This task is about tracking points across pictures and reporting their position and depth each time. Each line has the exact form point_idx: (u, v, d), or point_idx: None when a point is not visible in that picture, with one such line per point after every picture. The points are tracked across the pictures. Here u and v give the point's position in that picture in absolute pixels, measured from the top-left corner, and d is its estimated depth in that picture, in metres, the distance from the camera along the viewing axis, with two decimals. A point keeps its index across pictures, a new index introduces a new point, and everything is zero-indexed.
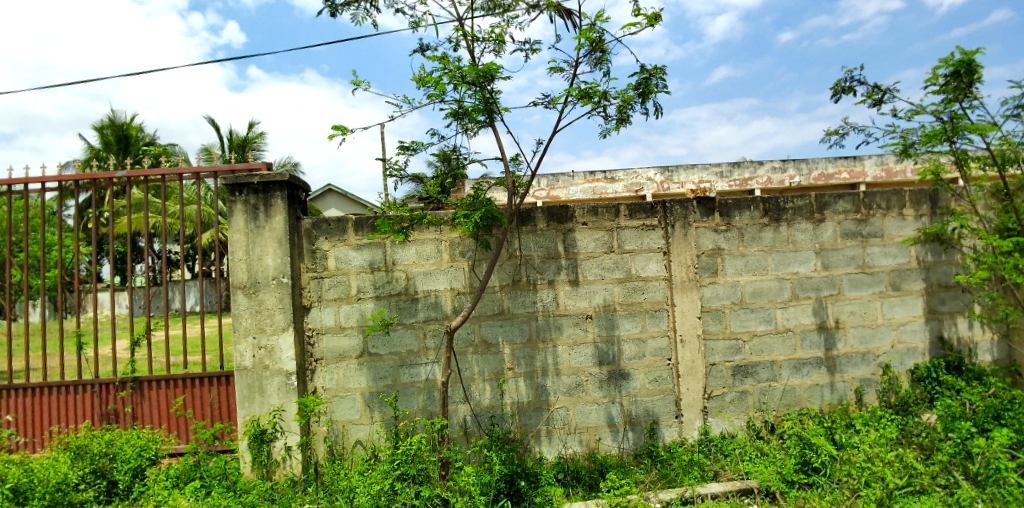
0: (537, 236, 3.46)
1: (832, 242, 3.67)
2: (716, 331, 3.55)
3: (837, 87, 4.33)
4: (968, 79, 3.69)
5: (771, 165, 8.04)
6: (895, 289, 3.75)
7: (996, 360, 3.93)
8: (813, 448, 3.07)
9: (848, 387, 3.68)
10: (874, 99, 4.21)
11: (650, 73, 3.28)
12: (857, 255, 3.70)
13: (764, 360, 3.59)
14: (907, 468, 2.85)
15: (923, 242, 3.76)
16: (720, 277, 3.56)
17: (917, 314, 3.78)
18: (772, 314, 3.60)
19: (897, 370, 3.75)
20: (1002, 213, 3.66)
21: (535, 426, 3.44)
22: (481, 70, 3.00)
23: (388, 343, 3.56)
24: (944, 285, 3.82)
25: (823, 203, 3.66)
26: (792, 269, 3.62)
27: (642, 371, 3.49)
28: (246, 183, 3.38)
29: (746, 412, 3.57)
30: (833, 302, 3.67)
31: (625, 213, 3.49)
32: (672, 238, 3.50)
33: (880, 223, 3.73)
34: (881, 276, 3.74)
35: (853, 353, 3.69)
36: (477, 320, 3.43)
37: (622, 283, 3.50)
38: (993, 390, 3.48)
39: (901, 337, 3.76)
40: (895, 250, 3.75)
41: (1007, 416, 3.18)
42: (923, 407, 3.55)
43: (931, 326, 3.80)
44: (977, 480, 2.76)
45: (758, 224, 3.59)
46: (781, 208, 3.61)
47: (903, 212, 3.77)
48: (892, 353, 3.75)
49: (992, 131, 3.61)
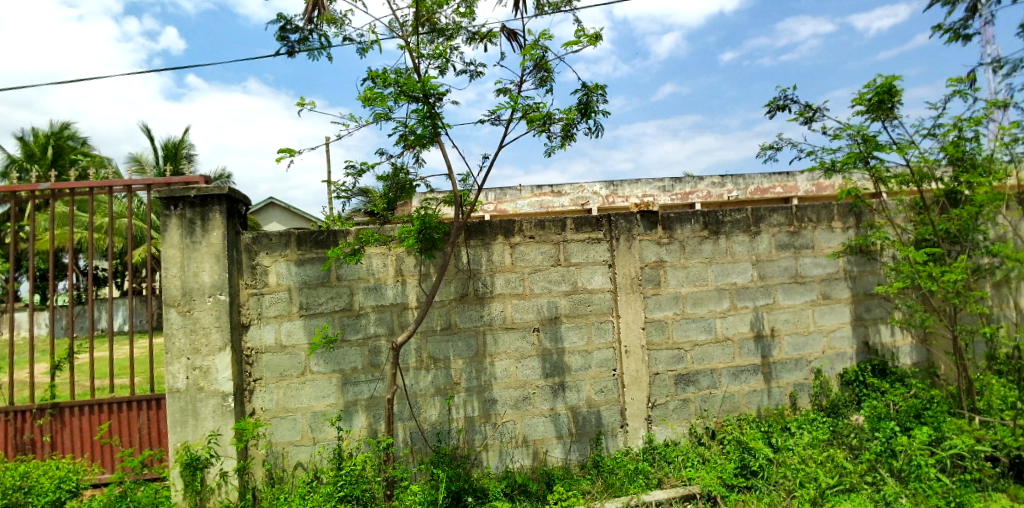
0: (484, 248, 3.46)
1: (767, 253, 3.84)
2: (660, 341, 3.63)
3: (773, 105, 4.37)
4: (889, 101, 3.89)
5: (711, 180, 8.28)
6: (824, 298, 3.95)
7: (916, 363, 4.12)
8: (751, 452, 3.21)
9: (782, 392, 3.82)
10: (805, 117, 4.23)
11: (589, 90, 3.46)
12: (790, 265, 3.88)
13: (705, 368, 3.70)
14: (838, 467, 3.03)
15: (849, 254, 3.96)
16: (662, 289, 3.65)
17: (845, 321, 3.98)
18: (712, 323, 3.72)
19: (827, 375, 3.92)
20: (920, 225, 3.75)
21: (483, 440, 3.42)
22: (426, 88, 3.09)
23: (332, 360, 3.47)
24: (868, 293, 4.04)
25: (759, 216, 3.83)
26: (731, 280, 3.77)
27: (589, 381, 3.53)
28: (181, 196, 3.24)
29: (688, 419, 3.65)
30: (769, 311, 3.83)
31: (571, 227, 3.54)
32: (617, 251, 3.57)
33: (810, 235, 3.93)
34: (812, 285, 3.93)
35: (788, 359, 3.85)
36: (423, 335, 3.40)
37: (568, 295, 3.53)
38: (914, 391, 3.66)
39: (831, 343, 3.95)
40: (825, 261, 3.95)
41: (927, 415, 3.33)
42: (850, 409, 3.74)
43: (857, 332, 4.01)
44: (900, 476, 2.98)
45: (699, 236, 3.71)
46: (720, 221, 3.75)
47: (832, 225, 3.97)
48: (822, 359, 3.92)
49: (910, 149, 3.75)
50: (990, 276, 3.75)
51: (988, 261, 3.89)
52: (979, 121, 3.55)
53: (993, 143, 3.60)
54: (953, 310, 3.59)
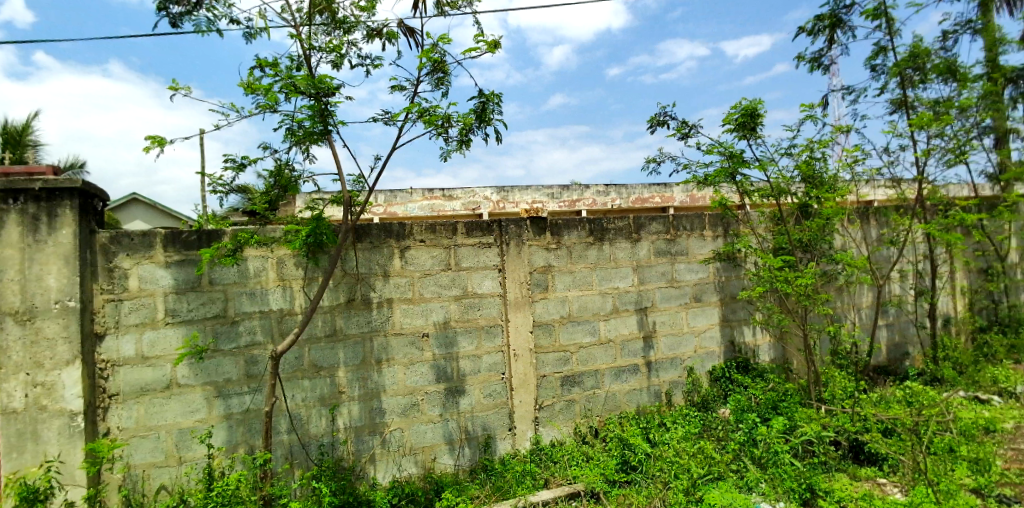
0: (372, 252, 3.36)
1: (647, 259, 4.08)
2: (547, 344, 3.73)
3: (655, 120, 4.61)
4: (752, 122, 4.27)
5: (597, 188, 8.61)
6: (696, 300, 4.26)
7: (773, 359, 4.57)
8: (631, 448, 3.40)
9: (659, 389, 4.07)
10: (682, 133, 4.52)
11: (486, 98, 3.48)
12: (666, 271, 4.15)
13: (589, 369, 3.85)
14: (708, 458, 3.24)
15: (718, 261, 4.31)
16: (550, 293, 3.75)
17: (714, 322, 4.32)
18: (596, 326, 3.89)
19: (699, 373, 4.23)
20: (778, 234, 4.22)
21: (369, 451, 3.32)
22: (317, 84, 2.94)
23: (201, 372, 3.21)
24: (734, 296, 4.41)
25: (639, 224, 4.05)
26: (613, 284, 3.95)
27: (477, 386, 3.54)
28: (23, 188, 2.82)
29: (573, 419, 3.78)
30: (647, 314, 4.07)
31: (462, 231, 3.53)
32: (507, 255, 3.62)
33: (685, 242, 4.22)
34: (686, 289, 4.22)
35: (664, 359, 4.11)
36: (306, 343, 3.23)
37: (458, 300, 3.52)
38: (772, 384, 4.01)
39: (702, 343, 4.27)
40: (697, 267, 4.27)
41: (781, 406, 3.64)
42: (718, 404, 4.07)
43: (724, 332, 4.36)
44: (760, 463, 3.23)
45: (585, 242, 3.86)
46: (604, 228, 3.92)
47: (704, 233, 4.30)
48: (694, 357, 4.23)
49: (771, 167, 4.07)
50: (834, 280, 4.23)
51: (833, 267, 4.38)
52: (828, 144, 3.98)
53: (837, 163, 4.07)
54: (803, 311, 4.01)
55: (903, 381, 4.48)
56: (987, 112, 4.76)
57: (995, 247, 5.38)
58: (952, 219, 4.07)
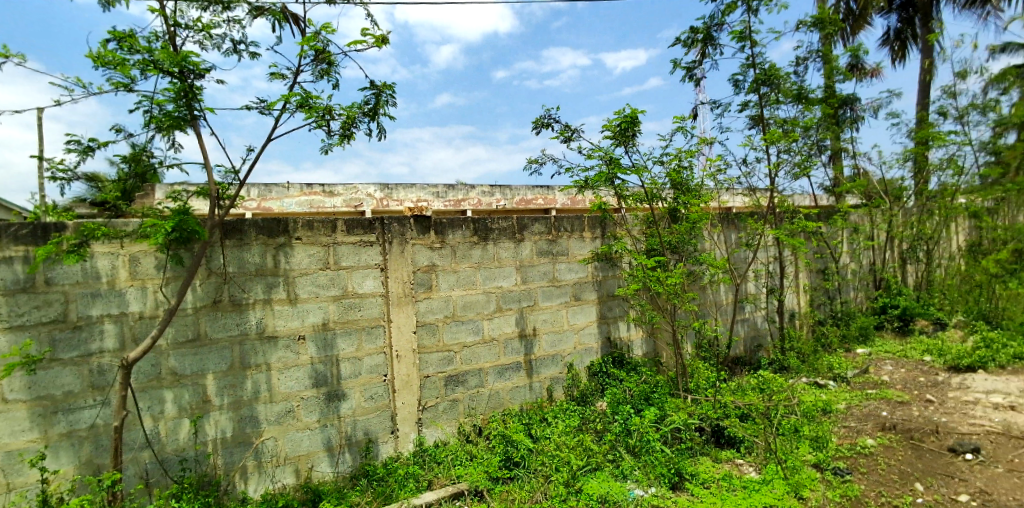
0: (242, 250, 3.14)
1: (529, 259, 4.19)
2: (430, 344, 3.71)
3: (538, 122, 4.53)
4: (631, 130, 4.53)
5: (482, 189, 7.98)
6: (576, 299, 4.44)
7: (645, 353, 4.88)
8: (514, 444, 3.46)
9: (539, 385, 4.19)
10: (565, 137, 4.59)
11: (378, 89, 3.28)
12: (548, 270, 4.28)
13: (473, 368, 3.88)
14: (587, 449, 3.39)
15: (596, 261, 4.52)
16: (434, 293, 3.73)
17: (592, 319, 4.52)
18: (480, 325, 3.92)
19: (577, 368, 4.41)
20: (649, 237, 4.44)
21: (239, 463, 3.10)
22: (182, 62, 2.66)
23: (34, 385, 2.82)
24: (610, 294, 4.65)
25: (523, 224, 4.15)
26: (497, 284, 4.01)
27: (358, 389, 3.45)
28: None
29: (456, 419, 3.79)
30: (530, 312, 4.18)
31: (342, 229, 3.41)
32: (389, 255, 3.55)
33: (565, 243, 4.39)
34: (566, 288, 4.39)
35: (545, 356, 4.24)
36: (164, 349, 2.94)
37: (337, 300, 3.40)
38: (644, 377, 4.25)
39: (581, 340, 4.45)
40: (577, 267, 4.45)
41: (653, 398, 3.91)
42: (596, 397, 4.26)
43: (601, 329, 4.58)
44: (633, 451, 3.42)
45: (469, 242, 3.88)
46: (488, 228, 3.97)
47: (583, 234, 4.49)
48: (574, 354, 4.41)
49: (645, 173, 4.25)
50: (698, 280, 4.59)
51: (699, 268, 4.75)
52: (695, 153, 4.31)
53: (703, 172, 4.42)
54: (673, 308, 4.31)
55: (755, 370, 4.97)
56: (824, 131, 5.42)
57: (830, 251, 6.12)
58: (796, 226, 4.59)
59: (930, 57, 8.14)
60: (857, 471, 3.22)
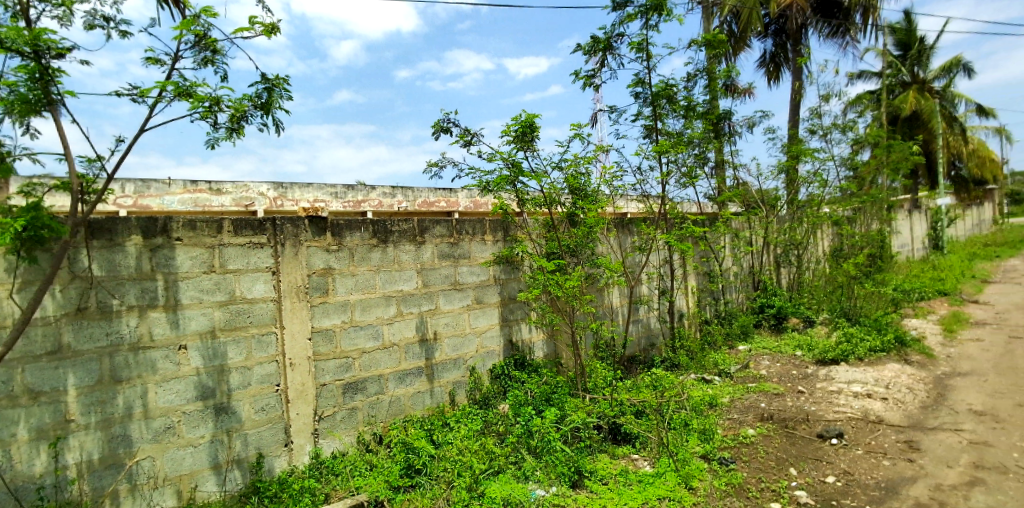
0: (114, 252, 2.88)
1: (430, 262, 4.16)
2: (327, 351, 3.57)
3: (438, 126, 4.55)
4: (530, 135, 4.54)
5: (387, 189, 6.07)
6: (477, 302, 4.46)
7: (546, 355, 4.97)
8: (415, 451, 3.38)
9: (441, 390, 4.16)
10: (465, 141, 4.61)
11: (271, 83, 3.14)
12: (449, 274, 4.28)
13: (372, 375, 3.78)
14: (489, 453, 3.39)
15: (497, 264, 4.57)
16: (330, 297, 3.61)
17: (494, 322, 4.55)
18: (379, 330, 3.84)
19: (480, 371, 4.42)
20: (550, 240, 4.56)
21: (109, 487, 2.81)
22: (36, 42, 2.42)
23: None
24: (512, 297, 4.70)
25: (424, 227, 4.13)
26: (397, 287, 3.96)
27: (247, 401, 3.25)
28: None
29: (355, 428, 3.67)
30: (430, 316, 4.15)
31: (228, 229, 3.23)
32: (282, 257, 3.41)
33: (467, 246, 4.40)
34: (468, 291, 4.40)
35: (447, 360, 4.22)
36: (16, 363, 2.61)
37: (224, 306, 3.21)
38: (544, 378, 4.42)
39: (483, 343, 4.47)
40: (479, 270, 4.48)
41: (554, 398, 3.95)
42: (498, 399, 4.34)
43: (503, 332, 4.62)
44: (535, 452, 3.45)
45: (367, 244, 3.80)
46: (388, 230, 3.91)
47: (484, 238, 4.52)
48: (476, 357, 4.41)
49: (544, 178, 4.37)
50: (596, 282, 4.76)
51: (596, 270, 4.95)
52: (591, 161, 4.52)
53: (599, 180, 4.65)
54: (572, 310, 4.45)
55: (648, 368, 5.22)
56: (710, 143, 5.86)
57: (715, 255, 6.57)
58: (684, 231, 4.93)
59: (800, 79, 9.04)
60: (739, 460, 3.45)
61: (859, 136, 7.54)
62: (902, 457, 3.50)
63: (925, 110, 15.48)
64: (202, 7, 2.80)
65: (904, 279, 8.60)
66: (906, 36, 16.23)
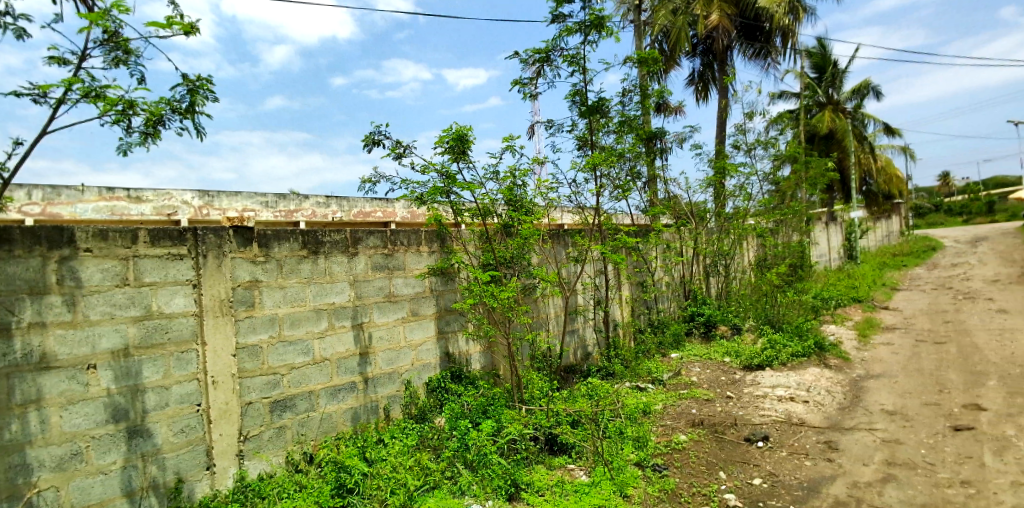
0: (13, 263, 2.66)
1: (363, 273, 4.09)
2: (252, 368, 3.43)
3: (368, 138, 4.45)
4: (463, 147, 4.47)
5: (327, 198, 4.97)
6: (413, 314, 4.40)
7: (484, 366, 4.95)
8: (347, 470, 3.22)
9: (375, 406, 4.06)
10: (397, 153, 4.52)
11: (192, 84, 3.09)
12: (383, 285, 4.21)
13: (302, 392, 3.66)
14: (424, 469, 3.33)
15: (432, 275, 4.54)
16: (257, 310, 3.49)
17: (430, 335, 4.50)
18: (309, 345, 3.73)
19: (416, 385, 4.36)
20: (486, 251, 4.48)
21: None
22: None
23: None
24: (448, 309, 4.67)
25: (357, 238, 4.06)
26: (328, 300, 3.86)
27: (164, 422, 3.07)
28: None
29: (284, 448, 3.53)
30: (365, 329, 4.08)
31: (144, 239, 3.07)
32: (204, 269, 3.27)
33: (402, 257, 4.35)
34: (403, 303, 4.33)
35: (381, 374, 4.13)
36: None
37: (139, 321, 3.03)
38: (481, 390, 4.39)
39: (419, 356, 4.41)
40: (414, 281, 4.42)
41: (490, 410, 3.94)
42: (434, 413, 4.29)
43: (440, 344, 4.58)
44: (471, 466, 3.39)
45: (297, 255, 3.71)
46: (319, 240, 3.83)
47: (420, 249, 4.48)
48: (412, 370, 4.34)
49: (479, 189, 4.37)
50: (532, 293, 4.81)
51: (532, 282, 4.99)
52: (526, 172, 4.61)
53: (535, 192, 4.71)
54: (507, 321, 4.47)
55: (584, 377, 5.30)
56: (642, 158, 6.07)
57: (646, 266, 6.79)
58: (617, 242, 5.08)
59: (725, 97, 9.51)
60: (672, 466, 3.53)
61: (780, 152, 8.00)
62: (822, 457, 3.68)
63: (840, 129, 16.62)
64: (115, 3, 2.73)
65: (822, 288, 9.15)
66: (821, 60, 17.46)
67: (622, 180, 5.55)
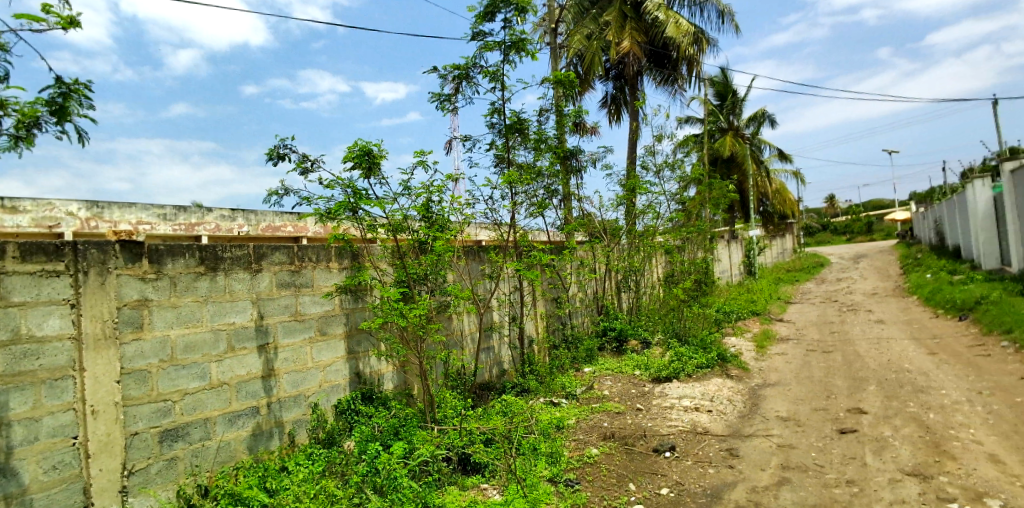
0: None
1: (267, 291, 3.91)
2: (139, 395, 3.15)
3: (272, 152, 4.30)
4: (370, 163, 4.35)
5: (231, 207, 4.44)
6: (321, 334, 4.26)
7: (397, 386, 4.86)
8: (243, 503, 3.06)
9: (279, 430, 3.87)
10: (304, 167, 4.39)
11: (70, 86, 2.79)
12: (289, 304, 4.06)
13: (196, 419, 3.42)
14: (330, 497, 3.15)
15: (342, 294, 4.43)
16: (145, 332, 3.22)
17: (339, 355, 4.38)
18: (206, 368, 3.50)
19: (323, 408, 4.20)
20: (399, 269, 4.40)
21: None
22: None
23: None
24: (357, 328, 4.57)
25: (261, 254, 3.89)
26: (228, 320, 3.64)
27: (32, 459, 2.73)
28: None
29: (174, 481, 3.26)
30: (270, 350, 3.90)
31: (12, 254, 2.75)
32: (84, 287, 2.97)
33: (309, 274, 4.22)
34: (310, 322, 4.19)
35: (286, 397, 3.95)
36: None
37: (4, 346, 2.70)
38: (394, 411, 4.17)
39: (327, 377, 4.27)
40: (322, 299, 4.30)
41: (402, 431, 3.87)
42: (343, 437, 4.16)
43: (350, 364, 4.47)
44: (381, 492, 3.24)
45: (193, 272, 3.47)
46: (218, 256, 3.61)
47: (330, 265, 4.40)
48: (319, 392, 4.19)
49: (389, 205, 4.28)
50: (446, 310, 4.80)
51: (447, 299, 4.96)
52: (440, 189, 4.62)
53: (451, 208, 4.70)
54: (419, 340, 4.43)
55: (499, 394, 5.34)
56: (557, 177, 6.24)
57: (561, 282, 6.97)
58: (532, 259, 5.21)
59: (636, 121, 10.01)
60: (584, 480, 3.59)
61: (686, 174, 8.52)
62: (724, 464, 3.88)
63: (741, 153, 17.95)
64: None
65: (724, 302, 9.77)
66: (725, 88, 18.82)
67: (537, 197, 5.70)
